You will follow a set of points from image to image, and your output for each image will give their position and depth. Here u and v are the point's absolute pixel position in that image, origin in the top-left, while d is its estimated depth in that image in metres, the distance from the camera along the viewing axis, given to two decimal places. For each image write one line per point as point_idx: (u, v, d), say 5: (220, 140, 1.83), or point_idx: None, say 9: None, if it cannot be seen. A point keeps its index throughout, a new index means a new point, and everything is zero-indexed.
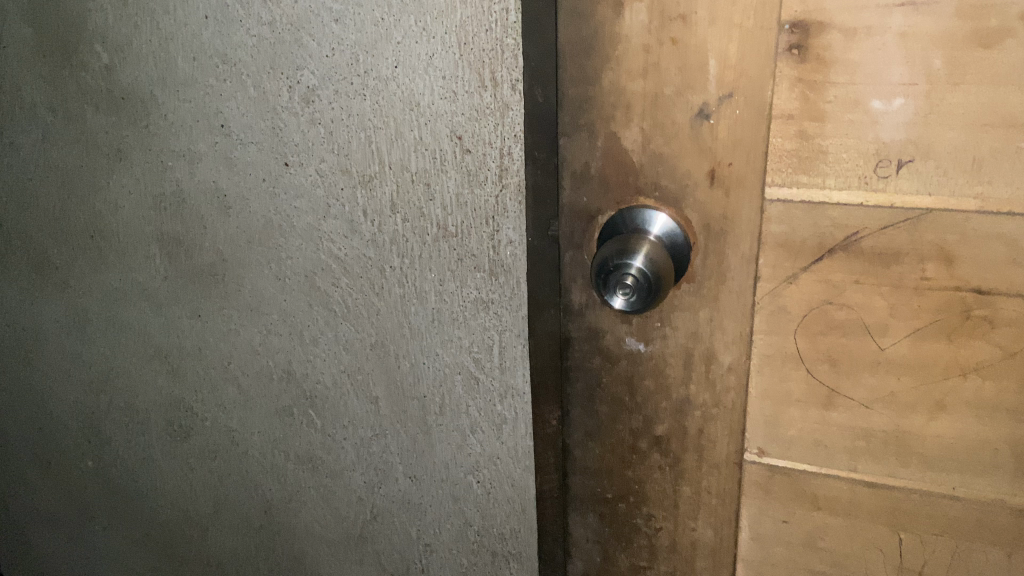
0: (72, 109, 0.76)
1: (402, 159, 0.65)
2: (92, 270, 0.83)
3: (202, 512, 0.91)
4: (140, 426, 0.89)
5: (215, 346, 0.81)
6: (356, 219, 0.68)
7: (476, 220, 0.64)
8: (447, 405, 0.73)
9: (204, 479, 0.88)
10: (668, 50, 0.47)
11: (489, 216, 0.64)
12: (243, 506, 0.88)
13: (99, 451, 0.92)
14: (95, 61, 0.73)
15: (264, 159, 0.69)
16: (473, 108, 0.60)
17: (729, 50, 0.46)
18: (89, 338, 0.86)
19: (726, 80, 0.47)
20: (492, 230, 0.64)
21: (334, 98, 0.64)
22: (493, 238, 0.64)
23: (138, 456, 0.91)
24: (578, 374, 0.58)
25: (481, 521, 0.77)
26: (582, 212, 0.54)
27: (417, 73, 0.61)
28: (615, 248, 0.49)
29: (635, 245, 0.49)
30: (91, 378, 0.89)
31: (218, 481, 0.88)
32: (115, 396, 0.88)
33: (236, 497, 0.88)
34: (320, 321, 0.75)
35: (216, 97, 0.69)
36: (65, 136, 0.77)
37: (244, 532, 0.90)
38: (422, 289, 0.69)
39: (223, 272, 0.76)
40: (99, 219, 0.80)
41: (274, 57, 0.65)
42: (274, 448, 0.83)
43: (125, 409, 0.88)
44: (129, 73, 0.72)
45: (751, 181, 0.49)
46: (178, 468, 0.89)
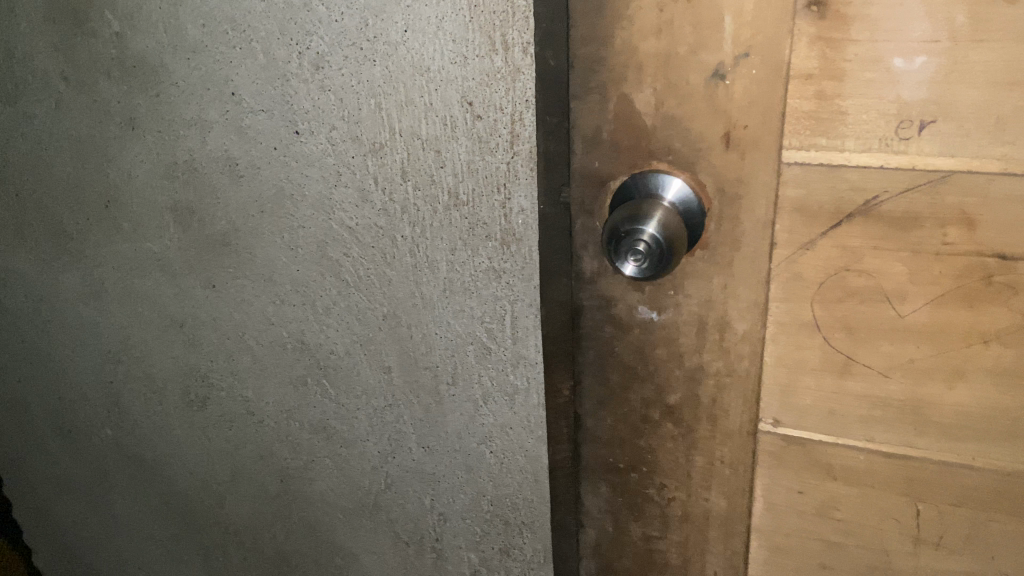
0: (84, 77, 0.75)
1: (413, 126, 0.64)
2: (107, 239, 0.83)
3: (219, 481, 0.91)
4: (157, 395, 0.89)
5: (229, 316, 0.81)
6: (367, 188, 0.68)
7: (488, 188, 0.63)
8: (459, 375, 0.73)
9: (220, 448, 0.89)
10: (682, 7, 0.46)
11: (500, 184, 0.63)
12: (259, 475, 0.88)
13: (117, 420, 0.93)
14: (105, 28, 0.72)
15: (275, 127, 0.69)
16: (484, 73, 0.59)
17: (745, 7, 0.45)
18: (106, 308, 0.87)
19: (743, 38, 0.45)
20: (503, 197, 0.63)
21: (343, 64, 0.63)
22: (505, 206, 0.63)
23: (155, 425, 0.91)
24: (591, 343, 0.57)
25: (494, 491, 0.77)
26: (594, 177, 0.53)
27: (427, 37, 0.60)
28: (627, 214, 0.48)
29: (648, 211, 0.48)
30: (109, 348, 0.89)
31: (234, 450, 0.88)
32: (132, 365, 0.89)
33: (252, 466, 0.88)
34: (332, 291, 0.74)
35: (226, 64, 0.68)
36: (78, 105, 0.77)
37: (261, 501, 0.90)
38: (433, 258, 0.68)
39: (236, 242, 0.76)
40: (113, 188, 0.80)
41: (283, 22, 0.64)
42: (289, 419, 0.83)
43: (142, 379, 0.89)
44: (139, 40, 0.71)
45: (767, 143, 0.48)
46: (195, 437, 0.90)
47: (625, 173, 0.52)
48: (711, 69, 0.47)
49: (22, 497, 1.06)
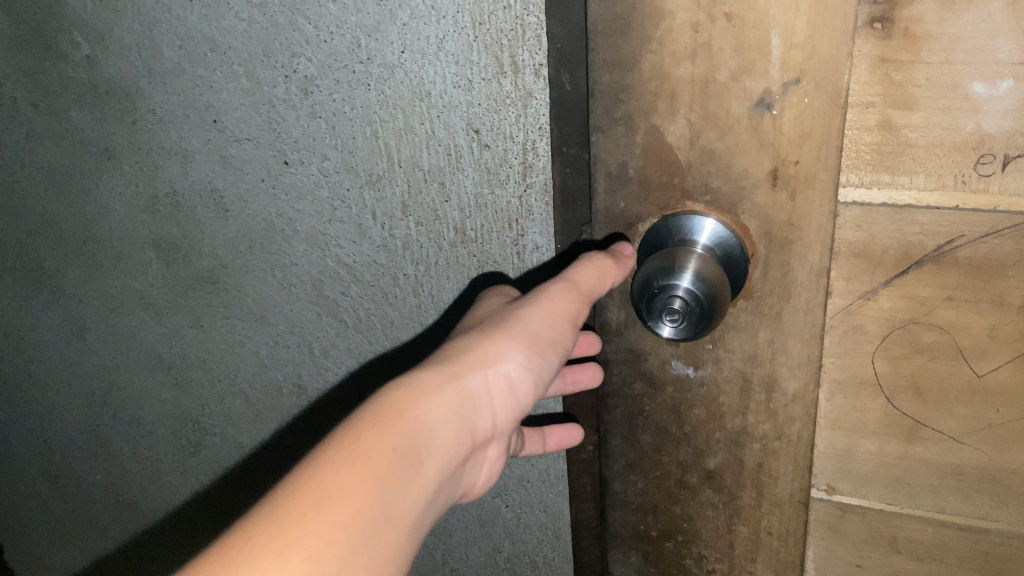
0: (55, 104, 0.69)
1: (413, 156, 0.58)
2: (88, 274, 0.77)
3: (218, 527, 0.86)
4: (147, 439, 0.84)
5: (220, 357, 0.75)
6: (365, 222, 0.62)
7: (498, 223, 0.58)
8: None
9: (218, 494, 0.84)
10: (721, 26, 0.39)
11: (512, 220, 0.57)
12: None
13: (107, 464, 0.88)
14: (75, 51, 0.66)
15: (262, 157, 0.63)
16: (492, 98, 0.53)
17: (796, 25, 0.38)
18: (90, 348, 0.81)
19: (793, 61, 0.39)
20: (516, 234, 0.58)
21: (334, 89, 0.57)
22: (518, 243, 0.58)
23: (148, 469, 0.86)
24: (616, 401, 0.51)
25: (511, 547, 0.69)
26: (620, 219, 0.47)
27: (427, 59, 0.53)
28: (658, 263, 0.42)
29: (682, 260, 0.42)
30: (95, 389, 0.83)
31: (232, 496, 0.83)
32: (120, 408, 0.83)
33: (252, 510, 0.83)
34: (331, 332, 0.69)
35: (207, 89, 0.62)
36: (50, 134, 0.71)
37: None
38: (440, 298, 0.64)
39: (225, 280, 0.70)
40: (92, 223, 0.74)
41: (266, 43, 0.57)
42: (289, 463, 0.79)
43: (131, 422, 0.83)
44: (112, 63, 0.65)
45: (823, 181, 0.41)
46: (190, 482, 0.84)
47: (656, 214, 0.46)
48: (755, 97, 0.40)
49: (12, 541, 1.01)
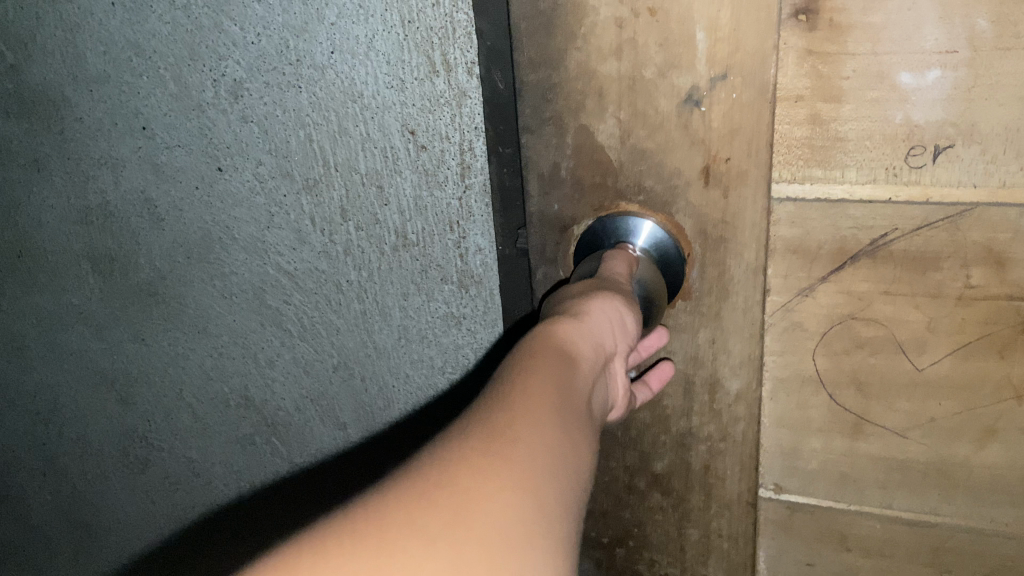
0: None
1: (349, 159, 0.56)
2: (27, 290, 0.74)
3: (171, 545, 0.84)
4: (94, 457, 0.81)
5: (163, 371, 0.73)
6: (304, 228, 0.60)
7: (439, 226, 0.56)
8: (421, 431, 0.67)
9: (168, 511, 0.82)
10: (644, 21, 0.39)
11: (454, 222, 0.55)
12: (215, 539, 0.82)
13: (56, 486, 0.85)
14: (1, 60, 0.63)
15: (195, 163, 0.61)
16: (426, 98, 0.51)
17: (721, 16, 0.37)
18: (30, 365, 0.78)
19: (719, 56, 0.38)
20: (458, 236, 0.56)
21: (265, 91, 0.55)
22: (460, 246, 0.56)
23: (96, 488, 0.83)
24: None
25: None
26: (559, 223, 0.47)
27: (357, 59, 0.51)
28: (591, 259, 0.42)
29: (610, 253, 0.42)
30: (37, 409, 0.80)
31: (184, 513, 0.81)
32: (65, 427, 0.80)
33: (204, 527, 0.81)
34: (275, 342, 0.67)
35: (134, 95, 0.60)
36: None
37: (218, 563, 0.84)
38: (385, 305, 0.62)
39: (165, 292, 0.68)
40: (24, 237, 0.71)
41: (193, 46, 0.55)
42: (235, 482, 0.77)
43: (77, 441, 0.80)
44: (34, 71, 0.62)
45: (754, 177, 0.40)
46: (139, 501, 0.82)
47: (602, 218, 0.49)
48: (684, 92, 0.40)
49: None
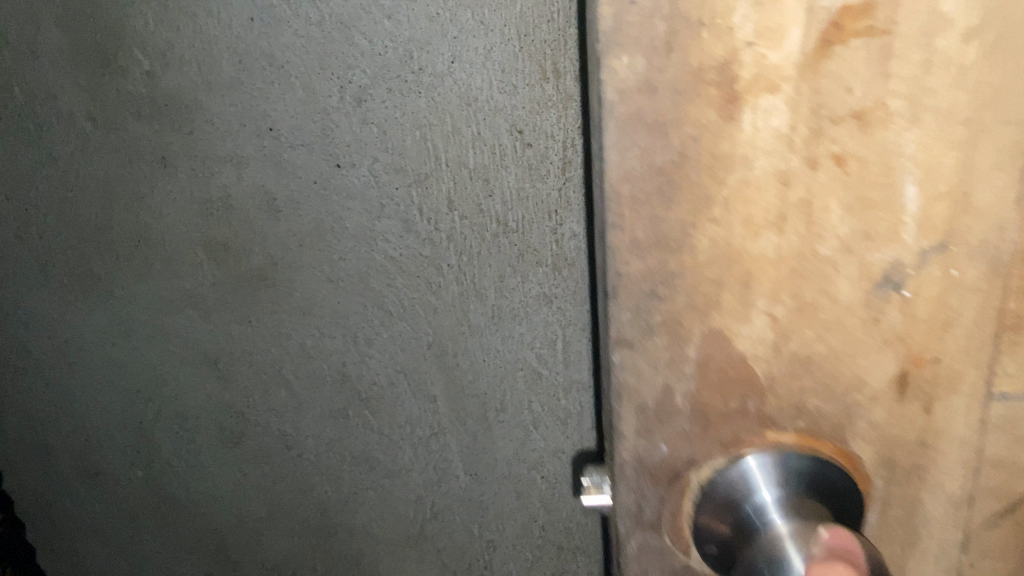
0: (111, 113, 0.57)
1: (460, 155, 0.52)
2: (134, 281, 0.64)
3: (254, 515, 0.74)
4: (190, 435, 0.71)
5: (265, 351, 0.65)
6: (412, 217, 0.56)
7: (538, 214, 0.54)
8: (508, 400, 0.64)
9: (259, 483, 0.72)
10: (828, 168, 0.26)
11: (552, 211, 0.54)
12: (293, 508, 0.72)
13: (141, 457, 0.73)
14: (137, 66, 0.54)
15: (313, 162, 0.55)
16: (534, 102, 0.50)
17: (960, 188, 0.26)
18: (134, 347, 0.67)
19: (936, 226, 0.27)
20: (555, 224, 0.54)
21: (387, 97, 0.51)
22: (556, 233, 0.55)
23: (189, 464, 0.72)
24: None
25: (546, 516, 0.69)
26: (671, 465, 0.33)
27: (476, 68, 0.49)
28: (765, 549, 0.28)
29: (790, 547, 0.27)
30: (138, 388, 0.70)
31: (272, 485, 0.72)
32: (166, 406, 0.70)
33: (290, 501, 0.72)
34: (374, 322, 0.62)
35: (262, 99, 0.53)
36: (107, 142, 0.58)
37: (301, 535, 0.74)
38: (479, 286, 0.58)
39: (276, 277, 0.61)
40: (146, 226, 0.61)
41: (322, 57, 0.51)
42: (324, 466, 0.70)
43: (177, 419, 0.70)
44: (141, 58, 0.54)
45: (969, 384, 0.30)
46: (231, 473, 0.72)
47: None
48: (858, 289, 0.28)
49: None
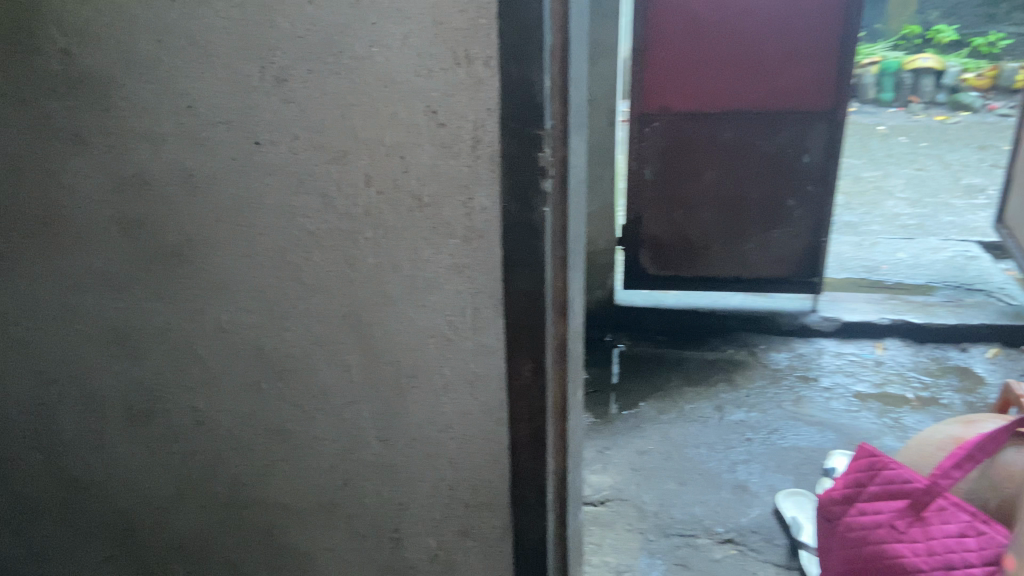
0: (22, 93, 0.76)
1: (378, 134, 0.68)
2: (40, 258, 0.82)
3: (164, 495, 0.90)
4: (95, 413, 0.88)
5: (178, 326, 0.81)
6: (331, 194, 0.71)
7: (451, 189, 0.68)
8: (421, 366, 0.76)
9: (167, 462, 0.88)
10: None
11: (464, 185, 0.68)
12: (209, 484, 0.88)
13: (46, 433, 0.90)
14: (51, 45, 0.73)
15: (234, 138, 0.72)
16: (449, 85, 0.65)
17: None
18: (37, 326, 0.85)
19: None
20: (466, 198, 0.68)
21: (308, 78, 0.68)
22: (468, 206, 0.68)
23: (94, 444, 0.89)
24: (524, 330, 0.71)
25: (454, 475, 0.80)
26: None
27: (393, 52, 0.65)
28: None
29: None
30: (41, 368, 0.87)
31: (182, 462, 0.87)
32: (68, 385, 0.87)
33: (204, 476, 0.87)
34: (291, 295, 0.76)
35: (184, 79, 0.71)
36: (14, 120, 0.77)
37: (209, 512, 0.89)
38: (396, 258, 0.72)
39: (191, 253, 0.77)
40: (53, 206, 0.79)
41: (247, 38, 0.68)
42: (246, 440, 0.84)
43: (80, 398, 0.87)
44: (89, 56, 0.72)
45: None
46: (140, 454, 0.88)
47: (553, 193, 0.68)
48: None
49: None
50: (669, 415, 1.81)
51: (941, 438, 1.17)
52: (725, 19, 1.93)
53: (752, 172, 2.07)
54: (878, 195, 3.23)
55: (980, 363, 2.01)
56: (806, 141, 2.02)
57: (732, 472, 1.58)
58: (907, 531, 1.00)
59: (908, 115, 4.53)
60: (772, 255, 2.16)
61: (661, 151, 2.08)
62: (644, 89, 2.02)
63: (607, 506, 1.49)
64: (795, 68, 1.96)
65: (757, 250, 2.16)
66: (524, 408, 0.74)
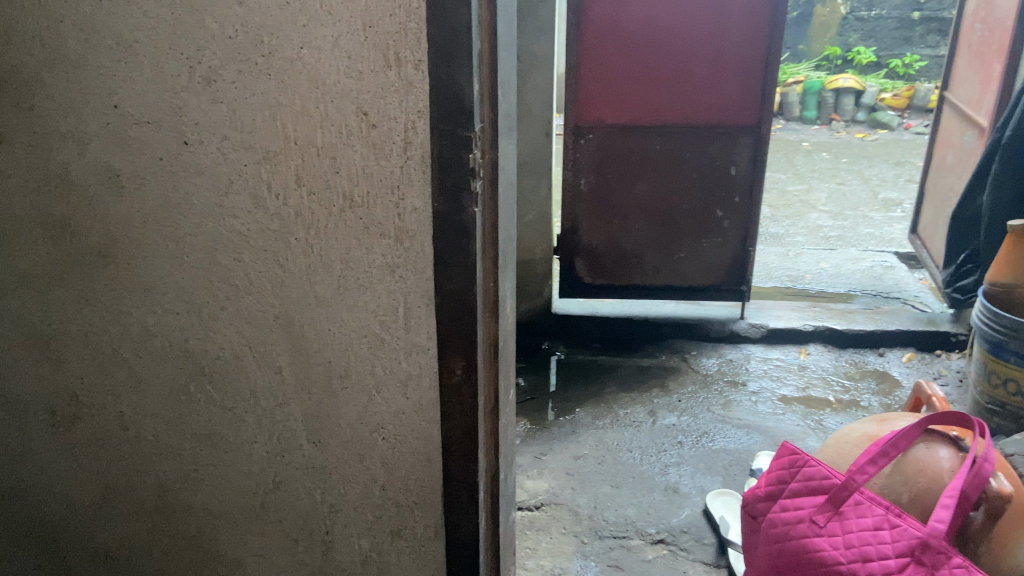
0: None
1: (308, 135, 0.69)
2: None
3: (89, 502, 0.87)
4: (15, 419, 0.85)
5: (103, 329, 0.80)
6: (261, 194, 0.71)
7: (382, 190, 0.69)
8: (353, 367, 0.76)
9: (91, 468, 0.86)
10: None
11: (395, 186, 0.69)
12: (136, 490, 0.86)
13: None
14: None
15: (162, 138, 0.71)
16: (379, 87, 0.66)
17: None
18: None
19: None
20: (397, 199, 0.69)
21: (237, 78, 0.68)
22: (399, 206, 0.69)
23: (14, 451, 0.86)
24: (456, 329, 0.72)
25: (386, 475, 0.80)
26: None
27: (323, 54, 0.66)
28: None
29: None
30: None
31: (107, 468, 0.85)
32: None
33: (131, 482, 0.85)
34: (220, 297, 0.76)
35: (110, 78, 0.70)
36: None
37: (136, 519, 0.87)
38: (327, 258, 0.72)
39: (117, 255, 0.76)
40: None
41: (175, 37, 0.68)
42: (174, 445, 0.83)
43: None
44: (12, 54, 0.71)
45: None
46: (63, 460, 0.86)
47: (484, 193, 0.69)
48: None
49: None
50: (604, 420, 1.84)
51: (856, 436, 1.22)
52: (655, 34, 2.00)
53: (683, 183, 2.13)
54: (803, 208, 3.35)
55: (896, 367, 2.10)
56: (733, 154, 2.09)
57: (665, 475, 1.62)
58: (826, 525, 1.04)
59: (831, 133, 4.72)
60: (702, 263, 2.22)
61: (596, 162, 2.12)
62: (579, 101, 2.07)
63: (544, 511, 1.51)
64: (722, 83, 2.03)
65: (688, 259, 2.22)
66: (457, 406, 0.75)
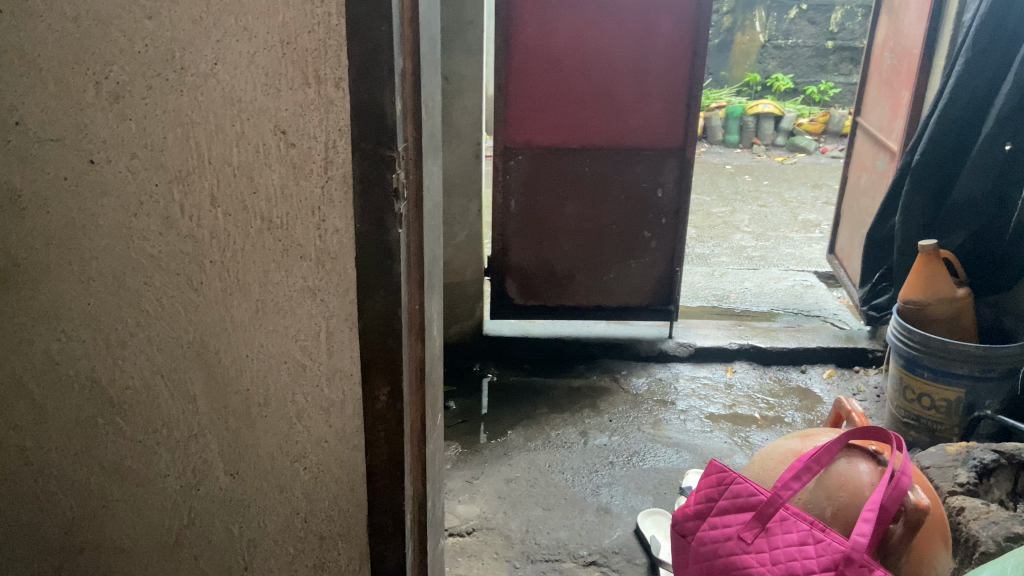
0: None
1: (223, 153, 0.66)
2: None
3: None
4: None
5: (2, 359, 0.74)
6: (173, 215, 0.68)
7: (301, 211, 0.67)
8: (272, 394, 0.73)
9: None
10: None
11: (315, 207, 0.67)
12: (40, 530, 0.80)
13: None
14: None
15: (66, 157, 0.67)
16: (298, 105, 0.64)
17: None
18: None
19: None
20: (318, 220, 0.67)
21: (147, 94, 0.65)
22: (320, 227, 0.67)
23: None
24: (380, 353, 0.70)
25: (308, 506, 0.77)
26: None
27: (238, 70, 0.64)
28: None
29: None
30: None
31: (8, 506, 0.80)
32: None
33: (34, 521, 0.80)
34: (130, 323, 0.72)
35: (11, 93, 0.66)
36: None
37: (39, 560, 0.82)
38: (244, 281, 0.70)
39: (17, 279, 0.72)
40: None
41: (81, 51, 0.64)
42: (80, 480, 0.78)
43: None
44: None
45: None
46: None
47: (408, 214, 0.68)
48: None
49: None
50: (535, 442, 1.83)
51: (781, 453, 1.24)
52: (582, 58, 2.02)
53: (611, 205, 2.16)
54: (727, 229, 3.44)
55: (818, 383, 2.17)
56: (659, 176, 2.13)
57: (596, 496, 1.62)
58: (754, 542, 1.05)
59: (753, 156, 4.87)
60: (630, 284, 2.25)
61: (525, 184, 2.13)
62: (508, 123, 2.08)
63: (475, 535, 1.48)
64: (647, 106, 2.06)
65: (617, 280, 2.24)
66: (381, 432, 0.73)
